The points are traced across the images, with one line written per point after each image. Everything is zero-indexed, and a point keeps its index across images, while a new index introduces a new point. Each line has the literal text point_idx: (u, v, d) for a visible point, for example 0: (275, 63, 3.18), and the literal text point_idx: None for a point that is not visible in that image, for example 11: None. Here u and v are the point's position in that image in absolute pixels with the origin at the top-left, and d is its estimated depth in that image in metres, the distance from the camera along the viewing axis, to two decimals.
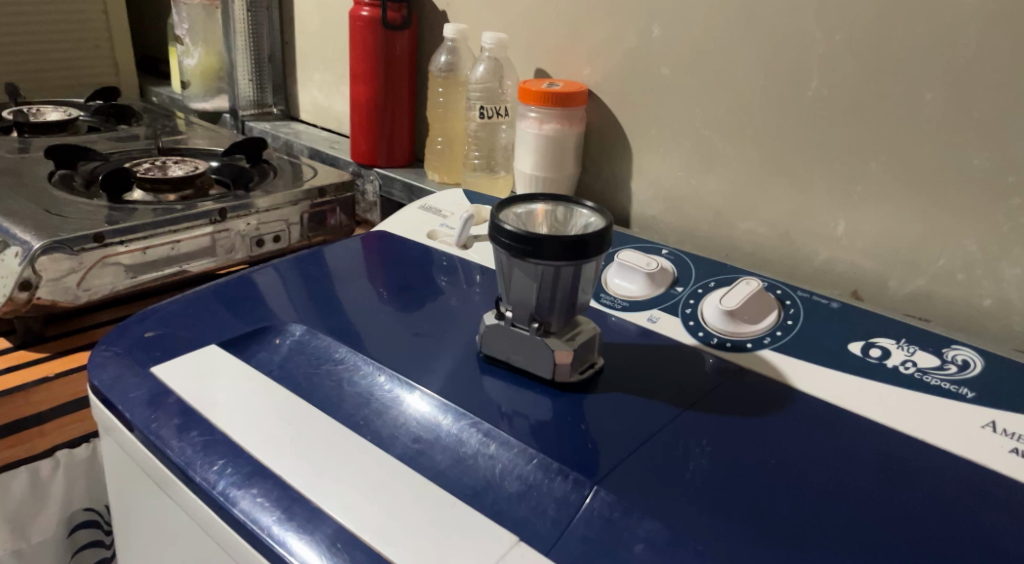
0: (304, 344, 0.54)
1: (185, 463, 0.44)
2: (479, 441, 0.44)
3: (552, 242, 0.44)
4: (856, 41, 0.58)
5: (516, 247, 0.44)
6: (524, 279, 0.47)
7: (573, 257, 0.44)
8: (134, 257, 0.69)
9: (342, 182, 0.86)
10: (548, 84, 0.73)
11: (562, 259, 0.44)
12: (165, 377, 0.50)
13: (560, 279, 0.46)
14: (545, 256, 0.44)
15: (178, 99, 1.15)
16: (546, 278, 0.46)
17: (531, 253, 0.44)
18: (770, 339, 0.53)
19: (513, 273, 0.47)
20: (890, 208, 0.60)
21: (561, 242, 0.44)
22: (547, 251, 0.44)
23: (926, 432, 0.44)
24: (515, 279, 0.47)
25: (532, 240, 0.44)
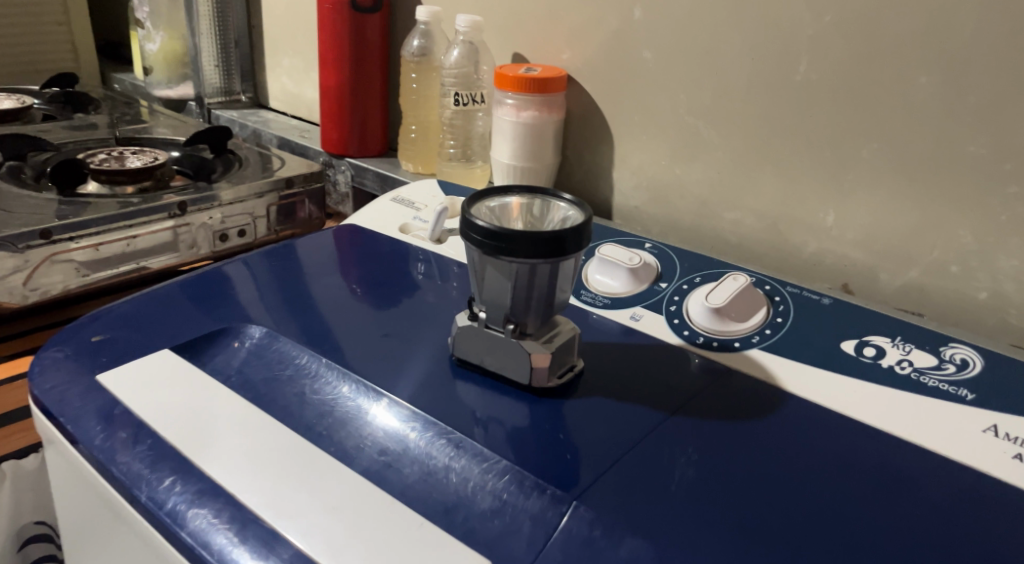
0: (263, 348, 0.51)
1: (132, 480, 0.40)
2: (450, 453, 0.41)
3: (526, 239, 0.41)
4: (846, 22, 0.55)
5: (487, 243, 0.41)
6: (498, 278, 0.43)
7: (549, 254, 0.41)
8: (87, 253, 0.65)
9: (311, 173, 0.82)
10: (526, 69, 0.70)
11: (537, 256, 0.41)
12: (112, 386, 0.46)
13: (536, 278, 0.43)
14: (519, 253, 0.41)
15: (141, 85, 1.10)
16: (521, 277, 0.43)
17: (504, 251, 0.41)
18: (759, 338, 0.50)
19: (486, 271, 0.44)
20: (882, 198, 0.58)
21: (536, 238, 0.40)
22: (521, 248, 0.41)
23: (924, 437, 0.42)
24: (488, 278, 0.44)
25: (505, 236, 0.41)
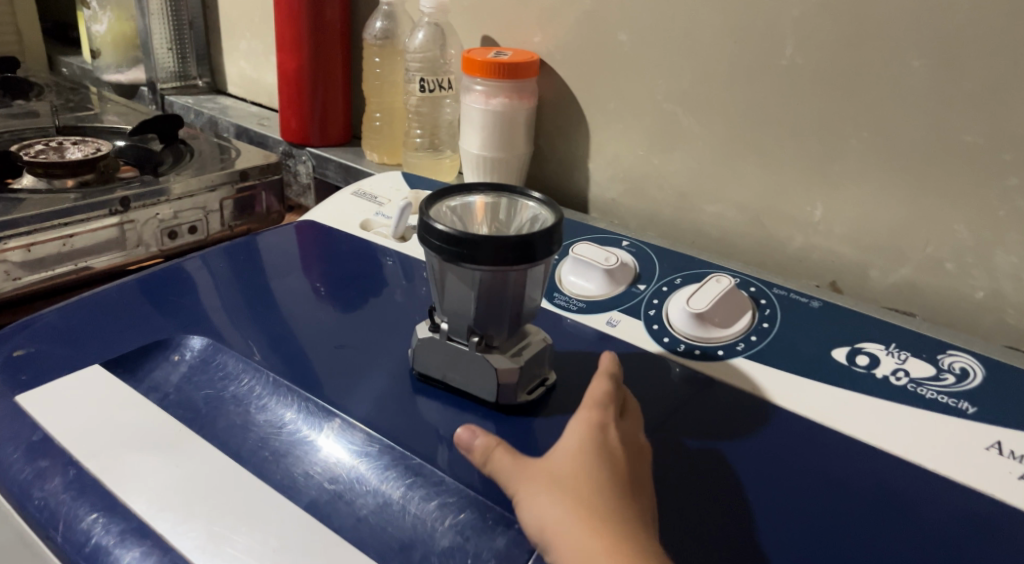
0: (207, 362, 0.47)
1: (51, 516, 0.36)
2: (406, 483, 0.37)
3: (490, 244, 0.37)
4: (836, 2, 0.51)
5: (447, 250, 0.37)
6: (460, 286, 0.39)
7: (516, 260, 0.37)
8: (19, 254, 0.60)
9: (267, 164, 0.77)
10: (495, 53, 0.66)
11: (502, 263, 0.37)
12: (31, 406, 0.41)
13: (503, 285, 0.39)
14: (483, 260, 0.37)
15: (90, 70, 1.04)
16: (485, 285, 0.39)
17: (467, 258, 0.37)
18: (744, 345, 0.46)
19: (447, 279, 0.39)
20: (872, 191, 0.54)
21: (502, 244, 0.36)
22: (485, 254, 0.37)
23: (922, 456, 0.39)
24: (450, 286, 0.40)
25: (466, 241, 0.37)
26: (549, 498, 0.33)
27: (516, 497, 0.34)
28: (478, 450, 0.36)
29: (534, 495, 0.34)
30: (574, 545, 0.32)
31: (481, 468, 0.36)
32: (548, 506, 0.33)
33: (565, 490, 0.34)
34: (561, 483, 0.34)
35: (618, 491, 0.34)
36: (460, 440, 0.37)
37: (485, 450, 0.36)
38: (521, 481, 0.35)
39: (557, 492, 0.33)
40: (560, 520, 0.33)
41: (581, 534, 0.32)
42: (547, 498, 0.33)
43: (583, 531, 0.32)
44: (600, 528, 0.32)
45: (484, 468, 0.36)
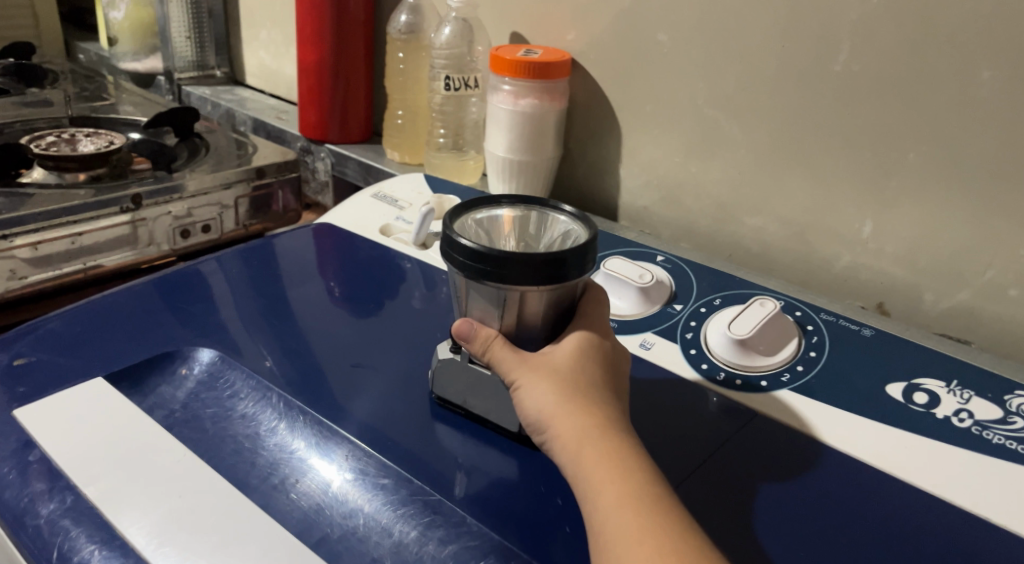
0: (215, 378, 0.44)
1: (41, 547, 0.34)
2: (424, 522, 0.35)
3: (517, 263, 0.33)
4: (896, 5, 0.48)
5: (472, 267, 0.34)
6: (483, 305, 0.36)
7: (546, 280, 0.34)
8: (25, 252, 0.57)
9: (285, 161, 0.74)
10: (526, 51, 0.62)
11: (532, 282, 0.34)
12: (30, 422, 0.39)
13: (530, 305, 0.36)
14: (511, 280, 0.34)
15: (107, 57, 1.02)
16: (511, 306, 0.36)
17: (493, 276, 0.34)
18: (790, 376, 0.43)
19: (470, 297, 0.36)
20: (928, 207, 0.51)
21: (531, 262, 0.33)
22: (512, 274, 0.34)
23: (990, 507, 0.35)
24: (473, 305, 0.37)
25: (494, 260, 0.34)
26: (547, 383, 0.35)
27: (513, 382, 0.36)
28: (478, 338, 0.37)
29: (532, 381, 0.35)
30: (567, 423, 0.33)
31: (478, 355, 0.37)
32: (545, 389, 0.34)
33: (561, 376, 0.35)
34: (558, 372, 0.35)
35: (607, 388, 0.35)
36: (459, 329, 0.37)
37: (484, 338, 0.36)
38: (519, 366, 0.35)
39: (554, 377, 0.35)
40: (555, 403, 0.34)
41: (575, 414, 0.33)
42: (540, 381, 0.35)
43: (576, 413, 0.34)
44: (591, 412, 0.34)
45: (482, 356, 0.37)
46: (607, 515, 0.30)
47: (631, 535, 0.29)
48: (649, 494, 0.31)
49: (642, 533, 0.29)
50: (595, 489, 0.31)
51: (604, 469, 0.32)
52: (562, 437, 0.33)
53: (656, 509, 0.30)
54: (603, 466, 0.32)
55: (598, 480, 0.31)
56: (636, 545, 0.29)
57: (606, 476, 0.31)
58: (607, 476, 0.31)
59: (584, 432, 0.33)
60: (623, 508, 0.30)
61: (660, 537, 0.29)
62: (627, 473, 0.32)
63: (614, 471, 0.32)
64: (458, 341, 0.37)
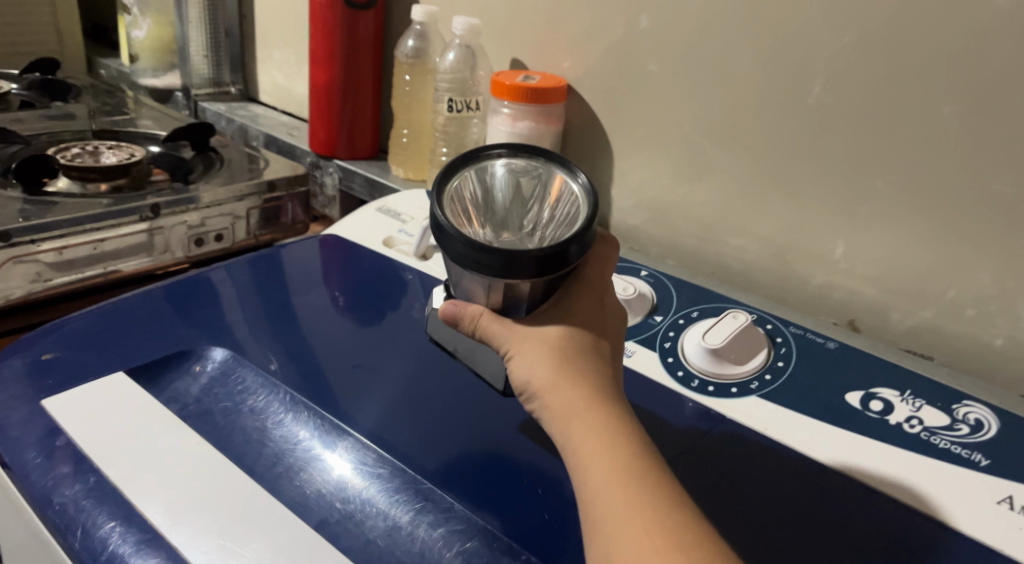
0: (227, 375, 0.48)
1: (67, 523, 0.37)
2: (416, 507, 0.38)
3: (505, 260, 0.35)
4: (865, 44, 0.51)
5: (460, 251, 0.36)
6: (472, 289, 0.38)
7: (535, 270, 0.35)
8: (51, 257, 0.61)
9: (295, 175, 0.78)
10: (524, 77, 0.66)
11: (520, 276, 0.35)
12: (57, 412, 0.43)
13: (517, 292, 0.37)
14: (500, 272, 0.35)
15: (127, 72, 1.06)
16: (497, 292, 0.37)
17: (482, 267, 0.36)
18: (758, 384, 0.46)
19: (458, 277, 0.38)
20: (896, 232, 0.54)
21: (518, 261, 0.35)
22: (501, 266, 0.35)
23: (933, 506, 0.39)
24: (461, 284, 0.38)
25: (482, 248, 0.35)
26: (534, 358, 0.37)
27: (508, 357, 0.38)
28: (467, 319, 0.39)
29: (521, 358, 0.37)
30: (555, 398, 0.35)
31: (471, 335, 0.39)
32: (534, 364, 0.36)
33: (549, 348, 0.37)
34: (545, 345, 0.37)
35: (599, 358, 0.37)
36: (446, 314, 0.39)
37: (473, 318, 0.38)
38: (509, 343, 0.38)
39: (541, 351, 0.37)
40: (544, 377, 0.36)
41: (565, 388, 0.35)
42: (535, 356, 0.37)
43: (563, 386, 0.35)
44: (578, 383, 0.35)
45: (474, 335, 0.39)
46: (596, 487, 0.32)
47: (619, 505, 0.31)
48: (634, 463, 0.33)
49: (629, 504, 0.31)
50: (584, 462, 0.33)
51: (591, 441, 0.34)
52: (553, 412, 0.35)
53: (641, 480, 0.32)
54: (590, 439, 0.34)
55: (586, 453, 0.33)
56: (623, 515, 0.31)
57: (593, 449, 0.33)
58: (594, 449, 0.33)
59: (571, 406, 0.35)
60: (611, 479, 0.32)
61: (645, 506, 0.31)
62: (613, 443, 0.33)
63: (601, 442, 0.33)
64: (451, 323, 0.39)
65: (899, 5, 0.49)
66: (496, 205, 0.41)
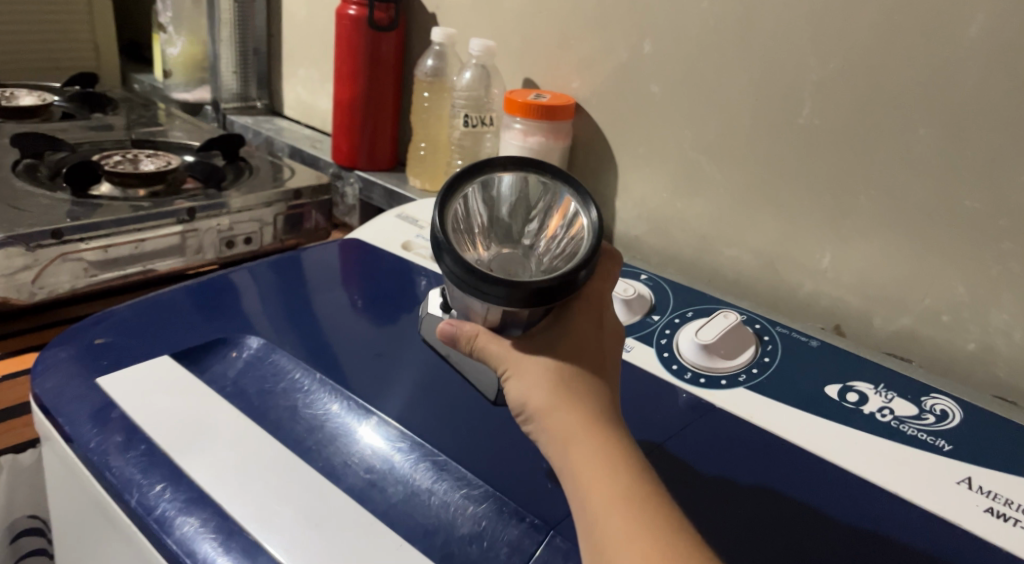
0: (261, 360, 0.52)
1: (123, 484, 0.41)
2: (433, 475, 0.42)
3: (505, 291, 0.36)
4: (848, 70, 0.56)
5: (457, 276, 0.37)
6: (471, 308, 0.38)
7: (531, 299, 0.36)
8: (96, 254, 0.66)
9: (320, 184, 0.83)
10: (536, 96, 0.71)
11: (517, 306, 0.36)
12: (111, 390, 0.47)
13: (515, 315, 0.37)
14: (497, 300, 0.36)
15: (159, 87, 1.12)
16: (495, 312, 0.37)
17: (479, 293, 0.36)
18: (746, 376, 0.51)
19: (457, 295, 0.39)
20: (878, 243, 0.58)
21: (517, 292, 0.36)
22: (499, 294, 0.36)
23: (899, 485, 0.43)
24: (459, 302, 0.39)
25: (480, 276, 0.36)
26: (532, 382, 0.37)
27: (506, 376, 0.39)
28: (464, 340, 0.40)
29: (519, 380, 0.38)
30: (553, 423, 0.36)
31: (469, 353, 0.40)
32: (533, 386, 0.37)
33: (547, 371, 0.37)
34: (543, 368, 0.38)
35: (596, 380, 0.38)
36: (443, 335, 0.40)
37: (471, 339, 0.39)
38: (507, 364, 0.38)
39: (539, 375, 0.37)
40: (543, 398, 0.37)
41: (564, 412, 0.36)
42: (534, 377, 0.38)
43: (562, 412, 0.36)
44: (577, 408, 0.36)
45: (472, 355, 0.40)
46: (597, 515, 0.33)
47: (621, 534, 0.32)
48: (633, 489, 0.34)
49: (631, 532, 0.32)
50: (584, 490, 0.34)
51: (591, 469, 0.34)
52: (551, 437, 0.36)
53: (641, 507, 0.33)
54: (589, 464, 0.35)
55: (586, 481, 0.34)
56: (624, 544, 0.32)
57: (593, 477, 0.34)
58: (595, 478, 0.34)
59: (570, 432, 0.36)
60: (612, 508, 0.33)
61: (647, 534, 0.32)
62: (612, 469, 0.34)
63: (600, 469, 0.34)
64: (448, 342, 0.40)
65: (878, 35, 0.54)
66: (499, 220, 0.43)
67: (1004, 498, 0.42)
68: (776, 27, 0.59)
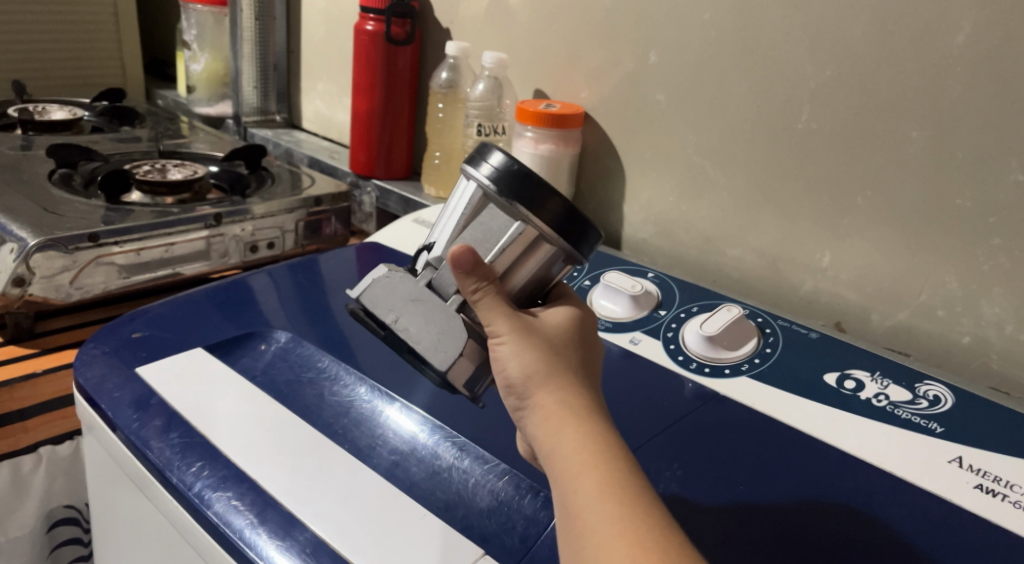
0: (288, 352, 0.56)
1: (163, 464, 0.44)
2: (455, 453, 0.46)
3: (558, 204, 0.39)
4: (844, 78, 0.59)
5: (514, 177, 0.38)
6: (485, 239, 0.40)
7: (566, 232, 0.39)
8: (129, 257, 0.70)
9: (339, 192, 0.87)
10: (546, 105, 0.74)
11: (557, 230, 0.39)
12: (150, 379, 0.50)
13: (530, 256, 0.40)
14: (541, 213, 0.38)
15: (184, 102, 1.17)
16: (517, 245, 0.39)
17: (527, 201, 0.38)
18: (748, 366, 0.54)
19: (478, 218, 0.40)
20: (875, 242, 0.61)
21: (568, 211, 0.39)
22: (549, 210, 0.38)
23: (893, 465, 0.46)
24: (478, 229, 0.40)
25: (540, 183, 0.38)
26: (533, 351, 0.37)
27: (504, 340, 0.38)
28: (476, 274, 0.38)
29: (516, 346, 0.37)
30: (551, 399, 0.36)
31: (470, 295, 0.38)
32: (534, 357, 0.37)
33: (549, 348, 0.38)
34: (544, 341, 0.38)
35: (587, 376, 0.38)
36: (457, 257, 0.38)
37: (480, 278, 0.38)
38: (508, 327, 0.38)
39: (536, 346, 0.37)
40: (543, 373, 0.37)
41: (564, 392, 0.36)
42: (536, 350, 0.37)
43: (561, 390, 0.36)
44: (575, 392, 0.36)
45: (474, 296, 0.38)
46: (589, 503, 0.33)
47: (612, 522, 0.32)
48: (628, 482, 0.33)
49: (624, 524, 0.32)
50: (575, 474, 0.34)
51: (585, 453, 0.34)
52: (546, 414, 0.36)
53: (636, 502, 0.32)
54: (583, 450, 0.34)
55: (577, 465, 0.34)
56: (613, 533, 0.32)
57: (585, 462, 0.34)
58: (586, 462, 0.34)
59: (566, 412, 0.36)
60: (603, 497, 0.33)
61: (638, 526, 0.32)
62: (606, 459, 0.34)
63: (594, 455, 0.34)
64: (453, 269, 0.38)
65: (872, 44, 0.57)
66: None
67: (993, 474, 0.45)
68: (776, 37, 0.62)
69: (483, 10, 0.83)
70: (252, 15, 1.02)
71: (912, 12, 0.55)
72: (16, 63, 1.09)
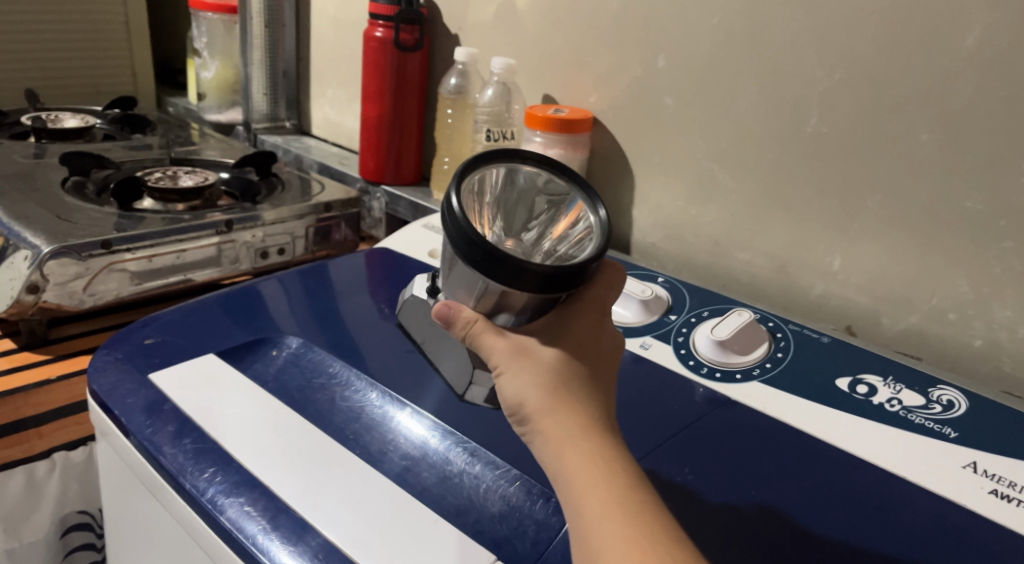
0: (299, 357, 0.56)
1: (176, 469, 0.44)
2: (466, 459, 0.46)
3: (518, 266, 0.35)
4: (854, 81, 0.59)
5: (467, 245, 0.36)
6: (463, 287, 0.38)
7: (537, 283, 0.35)
8: (141, 264, 0.70)
9: (348, 198, 0.87)
10: (554, 110, 0.74)
11: (525, 286, 0.35)
12: (163, 386, 0.50)
13: (508, 298, 0.37)
14: (503, 276, 0.35)
15: (194, 109, 1.18)
16: (489, 295, 0.37)
17: (486, 267, 0.35)
18: (760, 370, 0.54)
19: (453, 273, 0.38)
20: (886, 246, 0.61)
21: (532, 270, 0.35)
22: (506, 272, 0.35)
23: (907, 470, 0.45)
24: (456, 279, 0.38)
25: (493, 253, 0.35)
26: (527, 378, 0.37)
27: (498, 374, 0.38)
28: (461, 319, 0.38)
29: (511, 377, 0.37)
30: (550, 424, 0.36)
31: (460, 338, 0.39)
32: (524, 387, 0.37)
33: (545, 373, 0.37)
34: (540, 364, 0.37)
35: (592, 387, 0.38)
36: (438, 312, 0.39)
37: (464, 324, 0.38)
38: (501, 360, 0.37)
39: (530, 372, 0.37)
40: (536, 400, 0.36)
41: (561, 415, 0.36)
42: (530, 380, 0.37)
43: (560, 413, 0.36)
44: (575, 413, 0.36)
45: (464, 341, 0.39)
46: (593, 523, 0.33)
47: (615, 543, 0.32)
48: (631, 499, 0.33)
49: (626, 545, 0.32)
50: (579, 492, 0.34)
51: (587, 473, 0.34)
52: (545, 438, 0.36)
53: (638, 519, 0.33)
54: (586, 471, 0.34)
55: (580, 485, 0.34)
56: (616, 551, 0.32)
57: (586, 482, 0.34)
58: (587, 485, 0.34)
59: (563, 436, 0.35)
60: (606, 515, 0.33)
61: (642, 544, 0.32)
62: (610, 477, 0.34)
63: (595, 474, 0.34)
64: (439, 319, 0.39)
65: (881, 47, 0.57)
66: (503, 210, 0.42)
67: (1008, 479, 0.44)
68: (784, 41, 0.62)
69: (491, 16, 0.83)
70: (261, 24, 1.03)
71: (923, 15, 0.55)
72: (29, 71, 1.11)
